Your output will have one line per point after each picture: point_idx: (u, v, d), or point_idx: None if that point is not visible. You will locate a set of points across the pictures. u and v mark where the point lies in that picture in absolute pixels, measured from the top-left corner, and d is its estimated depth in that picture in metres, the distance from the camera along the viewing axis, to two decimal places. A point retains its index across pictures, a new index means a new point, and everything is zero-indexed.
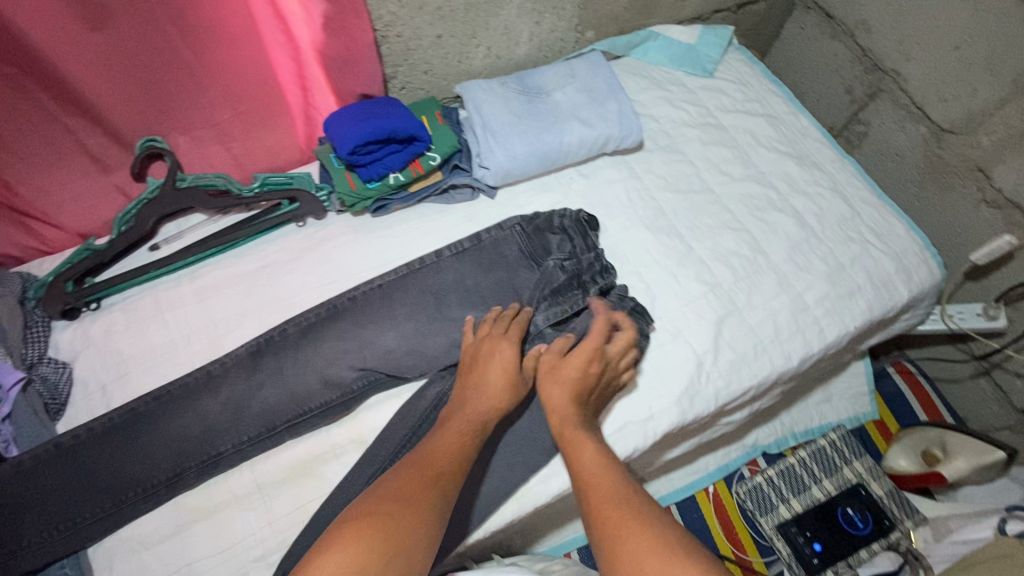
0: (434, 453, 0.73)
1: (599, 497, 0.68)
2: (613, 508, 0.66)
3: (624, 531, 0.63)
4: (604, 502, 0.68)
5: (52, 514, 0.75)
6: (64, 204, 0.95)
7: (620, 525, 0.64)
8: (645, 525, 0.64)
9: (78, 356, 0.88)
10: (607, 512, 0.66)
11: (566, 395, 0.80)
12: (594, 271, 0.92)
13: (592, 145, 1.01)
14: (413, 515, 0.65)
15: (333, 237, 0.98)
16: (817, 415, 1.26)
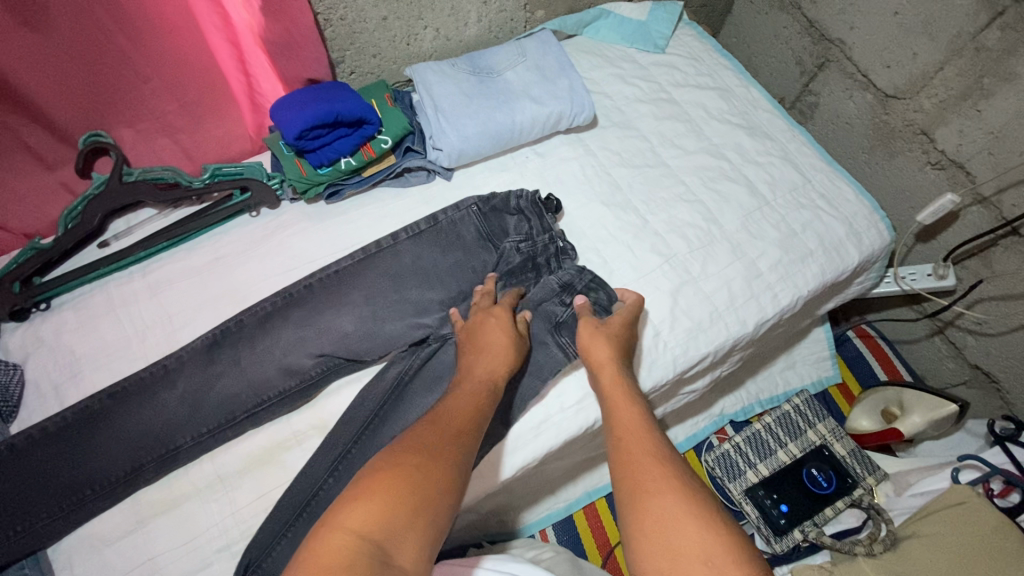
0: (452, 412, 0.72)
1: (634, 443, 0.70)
2: (647, 455, 0.68)
3: (655, 475, 0.65)
4: (641, 447, 0.69)
5: (7, 516, 0.74)
6: (7, 204, 0.93)
7: (647, 468, 0.66)
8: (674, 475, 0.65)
9: (30, 358, 0.86)
10: (639, 454, 0.68)
11: (606, 347, 0.81)
12: (549, 253, 0.93)
13: (544, 122, 1.01)
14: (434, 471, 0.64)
15: (288, 225, 0.97)
16: (782, 382, 1.29)
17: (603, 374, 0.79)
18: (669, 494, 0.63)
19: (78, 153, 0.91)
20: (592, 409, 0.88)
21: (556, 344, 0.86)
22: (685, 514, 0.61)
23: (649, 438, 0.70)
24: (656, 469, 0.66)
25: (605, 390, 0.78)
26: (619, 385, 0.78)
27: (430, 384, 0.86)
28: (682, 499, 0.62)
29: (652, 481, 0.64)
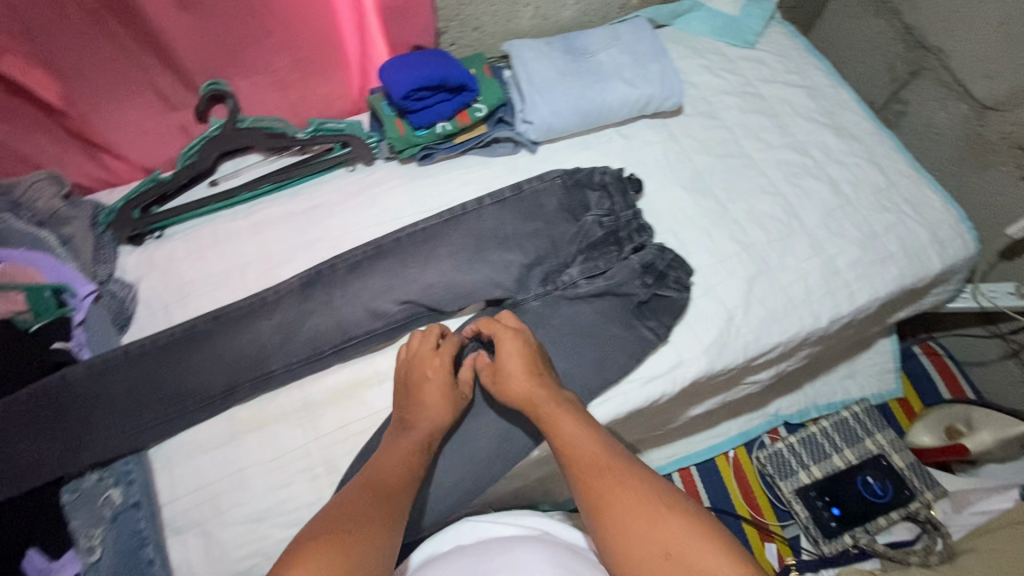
0: (379, 476, 0.74)
1: (589, 478, 0.71)
2: (604, 484, 0.70)
3: (620, 504, 0.68)
4: (599, 478, 0.71)
5: (118, 414, 0.81)
6: (133, 139, 1.01)
7: (613, 495, 0.69)
8: (638, 494, 0.68)
9: (142, 279, 0.93)
10: (598, 488, 0.70)
11: (523, 367, 0.81)
12: (631, 229, 0.95)
13: (633, 105, 1.04)
14: (359, 531, 0.65)
15: (380, 182, 1.03)
16: (841, 390, 1.27)
17: (542, 412, 0.79)
18: (637, 520, 0.66)
19: (199, 101, 0.99)
20: (660, 383, 0.89)
21: (643, 327, 0.89)
22: (659, 531, 0.64)
23: (603, 463, 0.72)
24: (620, 495, 0.68)
25: (549, 421, 0.78)
26: (560, 418, 0.78)
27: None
28: (650, 517, 0.66)
29: (620, 512, 0.67)
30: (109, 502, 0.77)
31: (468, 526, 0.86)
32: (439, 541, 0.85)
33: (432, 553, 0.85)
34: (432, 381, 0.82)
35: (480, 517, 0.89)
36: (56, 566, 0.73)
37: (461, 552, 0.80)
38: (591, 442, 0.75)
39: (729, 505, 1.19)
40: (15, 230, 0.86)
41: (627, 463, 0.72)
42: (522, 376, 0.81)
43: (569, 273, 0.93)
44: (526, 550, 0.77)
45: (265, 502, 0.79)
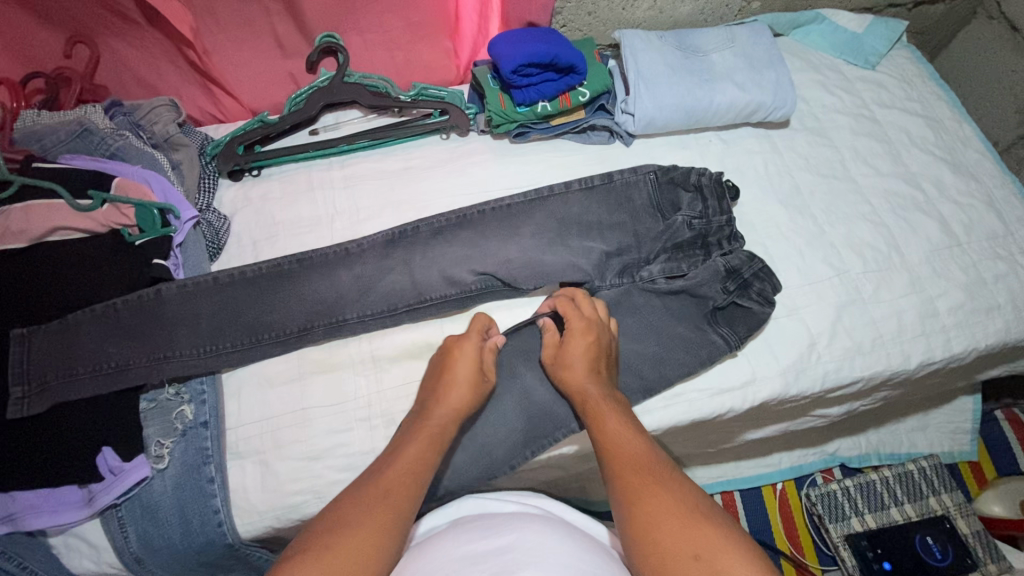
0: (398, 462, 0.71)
1: (625, 469, 0.68)
2: (642, 477, 0.67)
3: (654, 497, 0.64)
4: (637, 470, 0.67)
5: (202, 334, 0.84)
6: (245, 80, 1.05)
7: (651, 495, 0.65)
8: (673, 491, 0.65)
9: (237, 213, 0.97)
10: (631, 479, 0.67)
11: (580, 358, 0.80)
12: (722, 234, 0.93)
13: (741, 110, 1.00)
14: (375, 521, 0.63)
15: (472, 154, 1.03)
16: (907, 442, 1.20)
17: (590, 402, 0.76)
18: (669, 517, 0.62)
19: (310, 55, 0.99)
20: (729, 398, 0.86)
21: (714, 332, 0.87)
22: (691, 531, 0.61)
23: (643, 457, 0.69)
24: (656, 489, 0.65)
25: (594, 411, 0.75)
26: (607, 410, 0.75)
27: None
28: (684, 515, 0.63)
29: (655, 505, 0.64)
30: (180, 418, 0.80)
31: (468, 503, 0.80)
32: (438, 514, 0.79)
33: (429, 529, 0.78)
34: (459, 361, 0.80)
35: (484, 494, 0.83)
36: (127, 468, 0.76)
37: (461, 526, 0.73)
38: (634, 435, 0.72)
39: (769, 537, 1.14)
40: (134, 148, 0.91)
41: (664, 463, 0.69)
42: (580, 366, 0.79)
43: (648, 269, 0.91)
44: (536, 527, 0.71)
45: (324, 442, 0.81)
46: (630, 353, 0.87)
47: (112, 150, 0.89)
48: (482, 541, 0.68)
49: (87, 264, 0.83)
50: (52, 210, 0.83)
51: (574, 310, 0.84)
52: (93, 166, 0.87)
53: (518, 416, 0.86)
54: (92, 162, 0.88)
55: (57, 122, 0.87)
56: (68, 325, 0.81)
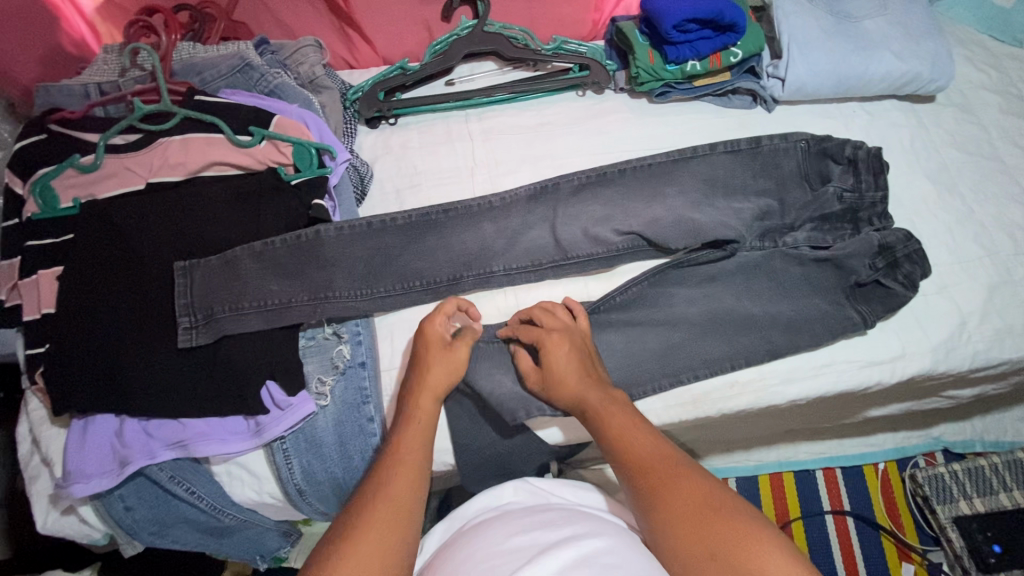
0: (393, 469, 0.69)
1: (638, 472, 0.66)
2: (657, 477, 0.65)
3: (666, 498, 0.63)
4: (652, 471, 0.65)
5: (358, 277, 0.85)
6: (382, 25, 1.03)
7: (662, 496, 0.63)
8: (686, 489, 0.63)
9: (378, 160, 0.97)
10: (642, 481, 0.65)
11: (564, 372, 0.77)
12: (872, 211, 0.90)
13: (894, 81, 0.98)
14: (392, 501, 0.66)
15: (610, 113, 1.02)
16: (1012, 431, 1.18)
17: (592, 406, 0.74)
18: (688, 514, 0.61)
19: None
20: (877, 371, 0.85)
21: (853, 308, 0.85)
22: (712, 529, 0.59)
23: (658, 456, 0.67)
24: (674, 486, 0.63)
25: (598, 413, 0.73)
26: (609, 412, 0.73)
27: (727, 295, 0.87)
28: (705, 512, 0.60)
29: (674, 504, 0.62)
30: (340, 356, 0.81)
31: (518, 487, 0.78)
32: (490, 497, 0.77)
33: (484, 508, 0.77)
34: (427, 343, 0.80)
35: (537, 480, 0.80)
36: (295, 402, 0.77)
37: (500, 517, 0.71)
38: (643, 435, 0.70)
39: (870, 514, 1.14)
40: (290, 86, 0.90)
41: (677, 455, 0.67)
42: (569, 368, 0.77)
43: (795, 237, 0.90)
44: (583, 520, 0.68)
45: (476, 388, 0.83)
46: (778, 323, 0.85)
47: (269, 87, 0.89)
48: (506, 533, 0.66)
49: (245, 201, 0.84)
50: (211, 145, 0.84)
51: (540, 327, 0.81)
52: (250, 101, 0.87)
53: (653, 369, 0.84)
54: (252, 97, 0.87)
55: (217, 58, 0.87)
56: (227, 261, 0.82)
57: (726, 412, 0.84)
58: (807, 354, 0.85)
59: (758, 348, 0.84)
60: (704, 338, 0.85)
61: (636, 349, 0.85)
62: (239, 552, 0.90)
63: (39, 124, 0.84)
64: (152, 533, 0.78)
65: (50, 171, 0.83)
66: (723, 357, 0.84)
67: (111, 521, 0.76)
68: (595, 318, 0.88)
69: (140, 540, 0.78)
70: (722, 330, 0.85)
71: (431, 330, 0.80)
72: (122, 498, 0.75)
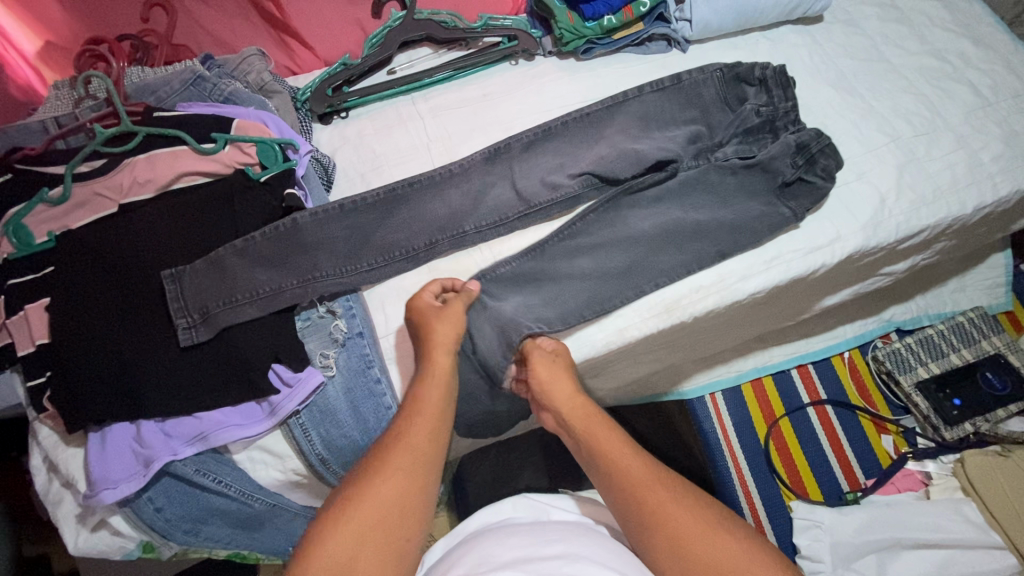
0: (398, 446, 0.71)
1: (630, 491, 0.71)
2: (653, 495, 0.70)
3: (662, 510, 0.68)
4: (646, 489, 0.71)
5: (340, 255, 0.90)
6: (318, 29, 1.09)
7: (660, 507, 0.69)
8: (678, 498, 0.69)
9: (337, 151, 1.03)
10: (634, 495, 0.71)
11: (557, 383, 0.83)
12: (788, 118, 1.01)
13: (785, 6, 1.10)
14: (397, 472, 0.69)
15: (544, 75, 1.10)
16: (950, 302, 1.31)
17: (578, 423, 0.81)
18: (684, 532, 0.66)
19: None
20: (821, 255, 0.96)
21: (784, 205, 0.96)
22: (708, 549, 0.65)
23: (653, 476, 0.72)
24: (667, 503, 0.69)
25: (585, 429, 0.79)
26: (597, 429, 0.79)
27: (673, 213, 0.97)
28: (703, 529, 0.66)
29: (673, 522, 0.67)
30: (337, 330, 0.86)
31: (517, 501, 0.86)
32: (494, 512, 0.85)
33: (490, 520, 0.84)
34: (417, 303, 0.84)
35: (540, 496, 0.88)
36: (302, 376, 0.81)
37: (501, 529, 0.78)
38: (630, 451, 0.75)
39: (843, 397, 1.25)
40: (243, 92, 0.95)
41: (659, 467, 0.74)
42: (562, 389, 0.83)
43: (724, 151, 1.00)
44: (569, 535, 0.74)
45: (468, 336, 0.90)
46: (721, 227, 0.95)
47: (224, 95, 0.94)
48: (505, 540, 0.74)
49: (220, 204, 0.89)
50: (177, 157, 0.88)
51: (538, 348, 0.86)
52: (207, 109, 0.92)
53: (622, 287, 0.92)
54: (208, 107, 0.92)
55: (167, 74, 0.92)
56: (211, 262, 0.84)
57: (698, 314, 0.93)
58: (757, 251, 0.95)
59: (710, 252, 0.94)
60: (660, 255, 0.94)
61: (605, 271, 0.93)
62: (272, 544, 0.92)
63: (4, 165, 0.87)
64: (185, 530, 0.81)
65: (22, 210, 0.85)
66: (678, 266, 0.93)
67: (145, 526, 0.79)
68: (560, 245, 0.96)
69: (175, 540, 0.81)
70: (676, 245, 0.94)
71: (421, 295, 0.85)
72: (151, 500, 0.78)
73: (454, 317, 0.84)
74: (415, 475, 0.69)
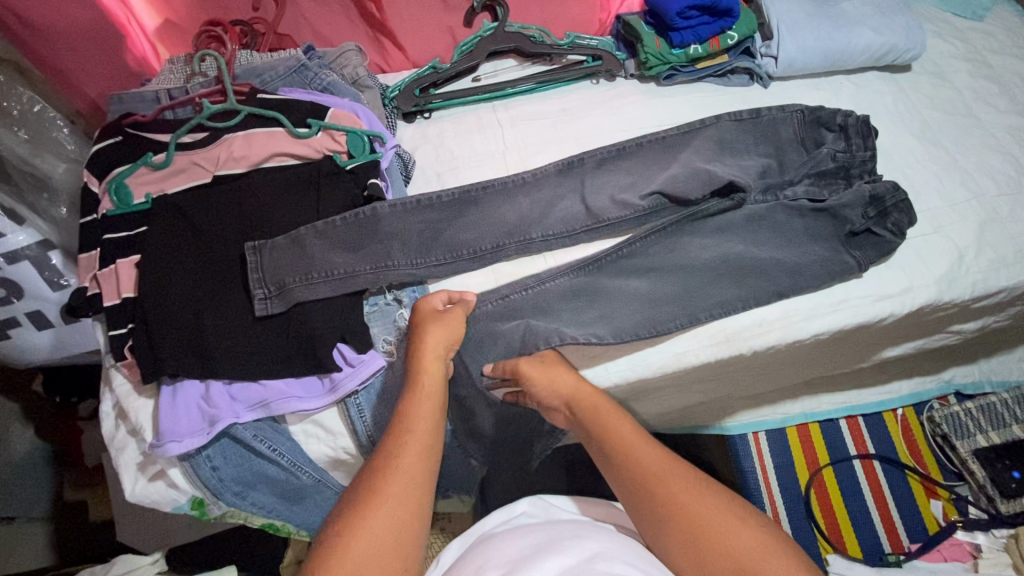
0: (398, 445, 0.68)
1: (646, 482, 0.69)
2: (668, 487, 0.68)
3: (679, 501, 0.66)
4: (660, 480, 0.68)
5: (412, 248, 0.94)
6: (412, 32, 1.14)
7: (677, 500, 0.66)
8: (697, 490, 0.67)
9: (417, 149, 1.07)
10: (648, 485, 0.68)
11: (556, 384, 0.81)
12: (864, 168, 1.00)
13: (874, 52, 1.10)
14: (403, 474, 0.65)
15: (623, 95, 1.12)
16: (1017, 370, 1.25)
17: (589, 413, 0.77)
18: (704, 524, 0.64)
19: (474, 5, 1.09)
20: (890, 304, 0.94)
21: (848, 254, 0.94)
22: (728, 538, 0.63)
23: (669, 465, 0.70)
24: (683, 494, 0.67)
25: (593, 419, 0.76)
26: (608, 418, 0.76)
27: (734, 246, 0.96)
28: (724, 520, 0.64)
29: (692, 514, 0.65)
30: (401, 318, 0.90)
31: (533, 500, 0.87)
32: (506, 510, 0.86)
33: (503, 519, 0.85)
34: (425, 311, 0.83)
35: (555, 498, 0.89)
36: (366, 358, 0.84)
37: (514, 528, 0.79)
38: (645, 441, 0.73)
39: (893, 454, 1.21)
40: (341, 83, 1.01)
41: (675, 458, 0.72)
42: (567, 384, 0.81)
43: (795, 190, 1.00)
44: (582, 533, 0.74)
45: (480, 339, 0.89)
46: (782, 268, 0.94)
47: (323, 84, 1.00)
48: (517, 539, 0.75)
49: (307, 187, 0.93)
50: (271, 139, 0.93)
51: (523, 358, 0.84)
52: (305, 96, 0.97)
53: (682, 310, 0.92)
54: (306, 94, 0.97)
55: (275, 60, 0.99)
56: (292, 240, 0.87)
57: (758, 348, 0.92)
58: (824, 292, 0.94)
59: (774, 287, 0.93)
60: (717, 286, 0.93)
61: (661, 295, 0.93)
62: (306, 519, 0.95)
63: (116, 127, 0.94)
64: (235, 492, 0.84)
65: (125, 169, 0.92)
66: (736, 300, 0.92)
67: (199, 482, 0.82)
68: (618, 262, 0.96)
69: (224, 500, 0.84)
70: (738, 278, 0.94)
71: (424, 302, 0.84)
72: (209, 458, 0.81)
73: (452, 321, 0.82)
74: (425, 473, 0.66)
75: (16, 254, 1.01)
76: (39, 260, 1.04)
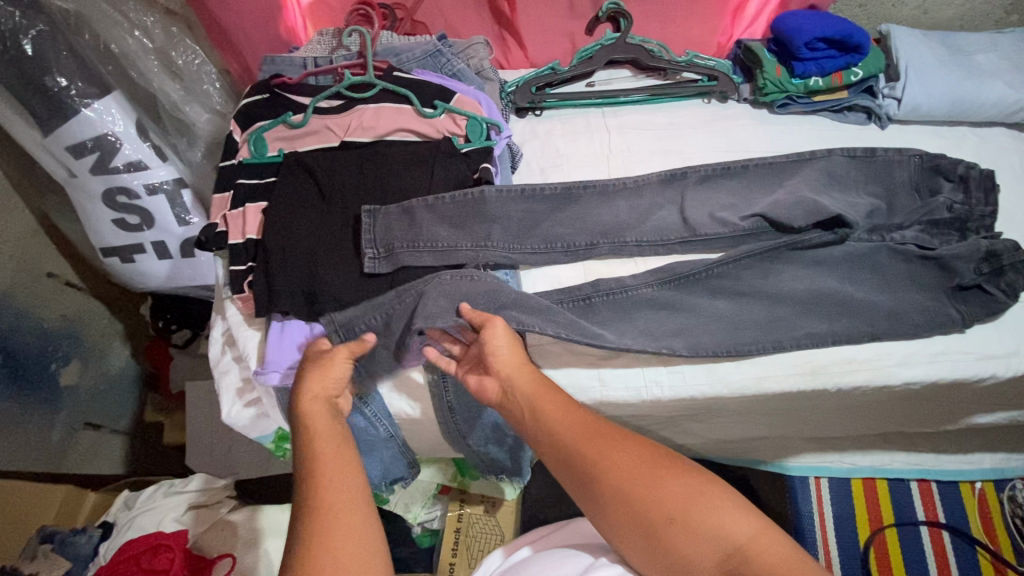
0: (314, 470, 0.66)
1: (565, 453, 0.69)
2: (608, 473, 0.65)
3: (627, 483, 0.64)
4: (597, 460, 0.67)
5: (511, 234, 0.98)
6: (538, 33, 1.20)
7: (628, 494, 0.64)
8: (638, 465, 0.65)
9: (525, 143, 1.12)
10: (589, 471, 0.67)
11: (511, 354, 0.79)
12: (981, 222, 0.96)
13: (1006, 107, 1.07)
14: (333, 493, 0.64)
15: (733, 118, 1.14)
16: None
17: (527, 391, 0.75)
18: (623, 481, 0.64)
19: (600, 14, 1.13)
20: (991, 364, 0.90)
21: (952, 307, 0.91)
22: (682, 507, 0.61)
23: (592, 429, 0.69)
24: (628, 473, 0.65)
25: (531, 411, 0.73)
26: (537, 406, 0.73)
27: (828, 279, 0.95)
28: (645, 474, 0.64)
29: (639, 499, 0.63)
30: None
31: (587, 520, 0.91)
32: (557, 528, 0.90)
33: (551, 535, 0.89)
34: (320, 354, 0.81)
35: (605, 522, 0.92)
36: None
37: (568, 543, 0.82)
38: (575, 424, 0.71)
39: (965, 527, 1.15)
40: (468, 73, 1.08)
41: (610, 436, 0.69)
42: (507, 363, 0.78)
43: (903, 234, 0.97)
44: None
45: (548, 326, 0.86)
46: (879, 310, 0.92)
47: (453, 71, 1.07)
48: (575, 553, 0.77)
49: (422, 161, 0.98)
50: (400, 114, 1.00)
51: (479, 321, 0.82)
52: (435, 79, 1.04)
53: (766, 334, 0.91)
54: (436, 77, 1.04)
55: (414, 44, 1.07)
56: (404, 210, 0.93)
57: (843, 386, 0.90)
58: (920, 340, 0.91)
59: (865, 327, 0.91)
60: (806, 317, 0.92)
61: (748, 316, 0.93)
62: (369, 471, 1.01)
63: (265, 87, 1.04)
64: None
65: (266, 125, 1.01)
66: (825, 333, 0.91)
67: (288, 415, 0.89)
68: (708, 280, 0.96)
69: None
70: (829, 312, 0.92)
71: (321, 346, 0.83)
72: None
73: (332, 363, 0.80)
74: (348, 491, 0.64)
75: (155, 186, 1.13)
76: (172, 196, 1.16)
